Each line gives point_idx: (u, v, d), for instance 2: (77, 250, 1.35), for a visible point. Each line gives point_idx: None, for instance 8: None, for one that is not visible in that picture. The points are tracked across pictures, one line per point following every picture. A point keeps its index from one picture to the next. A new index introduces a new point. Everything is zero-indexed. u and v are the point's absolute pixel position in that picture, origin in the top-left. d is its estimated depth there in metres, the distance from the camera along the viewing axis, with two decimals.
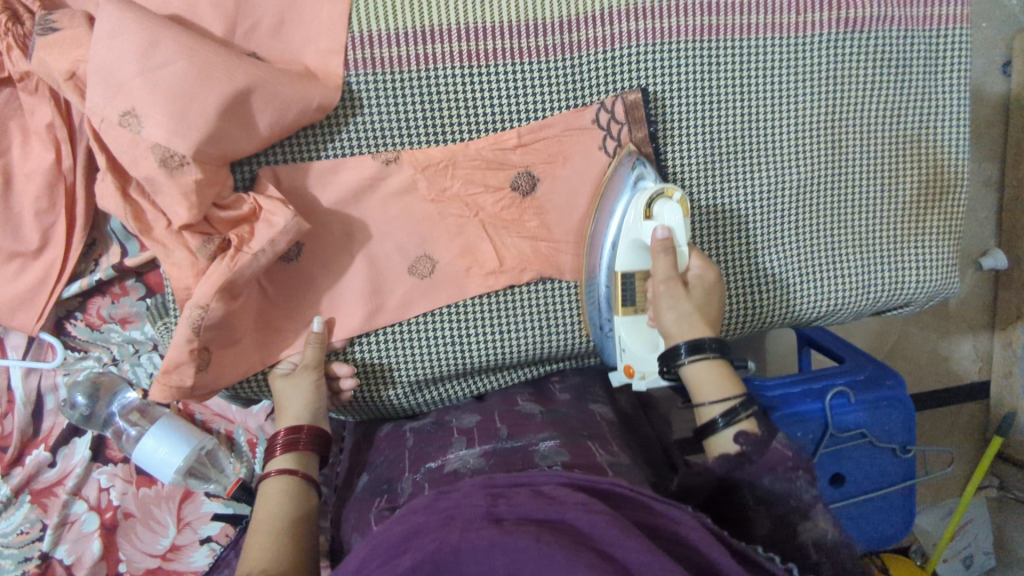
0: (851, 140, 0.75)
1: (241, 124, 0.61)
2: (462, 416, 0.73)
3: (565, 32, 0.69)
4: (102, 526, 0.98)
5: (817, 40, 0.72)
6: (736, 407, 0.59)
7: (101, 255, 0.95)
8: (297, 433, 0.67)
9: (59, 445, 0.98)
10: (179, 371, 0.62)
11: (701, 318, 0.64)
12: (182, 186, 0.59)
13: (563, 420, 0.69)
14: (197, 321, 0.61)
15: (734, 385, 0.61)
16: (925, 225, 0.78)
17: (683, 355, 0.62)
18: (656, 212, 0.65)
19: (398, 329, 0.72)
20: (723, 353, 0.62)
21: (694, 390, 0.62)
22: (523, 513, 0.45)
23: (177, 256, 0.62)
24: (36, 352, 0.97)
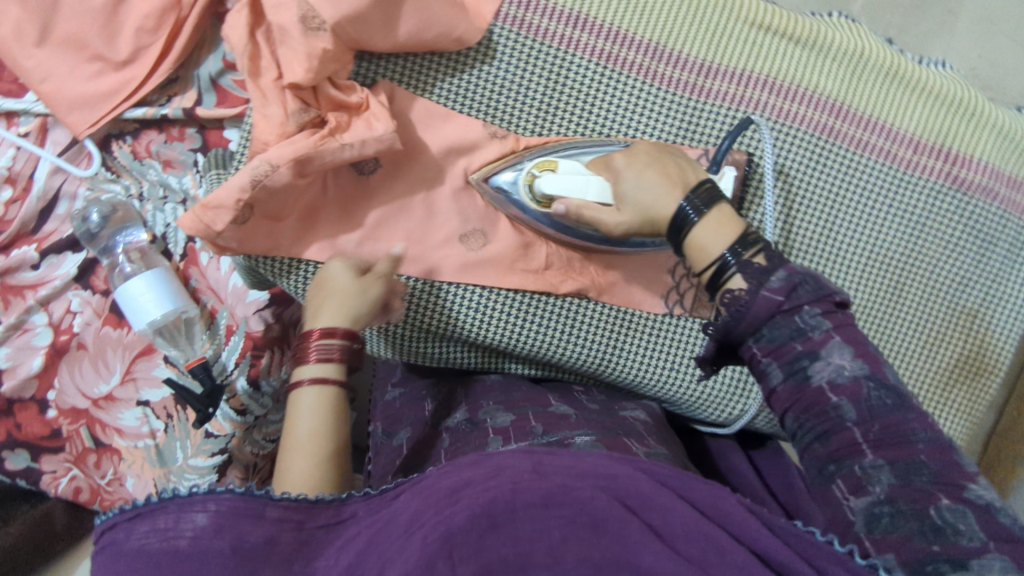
0: (916, 289, 0.73)
1: (386, 21, 0.62)
2: (495, 412, 0.69)
3: (698, 73, 0.69)
4: (52, 346, 0.96)
5: (924, 183, 0.72)
6: (739, 247, 0.54)
7: (176, 94, 0.95)
8: (330, 337, 0.63)
9: (50, 252, 0.96)
10: (217, 212, 0.61)
11: (667, 193, 0.58)
12: (310, 47, 0.60)
13: (598, 421, 0.67)
14: (259, 176, 0.60)
15: (733, 225, 0.55)
16: (951, 409, 0.76)
17: (691, 219, 0.56)
18: (544, 195, 0.66)
19: (423, 287, 0.70)
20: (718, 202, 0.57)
21: (697, 256, 0.56)
22: (569, 474, 0.46)
23: (271, 110, 0.62)
24: (73, 155, 0.96)
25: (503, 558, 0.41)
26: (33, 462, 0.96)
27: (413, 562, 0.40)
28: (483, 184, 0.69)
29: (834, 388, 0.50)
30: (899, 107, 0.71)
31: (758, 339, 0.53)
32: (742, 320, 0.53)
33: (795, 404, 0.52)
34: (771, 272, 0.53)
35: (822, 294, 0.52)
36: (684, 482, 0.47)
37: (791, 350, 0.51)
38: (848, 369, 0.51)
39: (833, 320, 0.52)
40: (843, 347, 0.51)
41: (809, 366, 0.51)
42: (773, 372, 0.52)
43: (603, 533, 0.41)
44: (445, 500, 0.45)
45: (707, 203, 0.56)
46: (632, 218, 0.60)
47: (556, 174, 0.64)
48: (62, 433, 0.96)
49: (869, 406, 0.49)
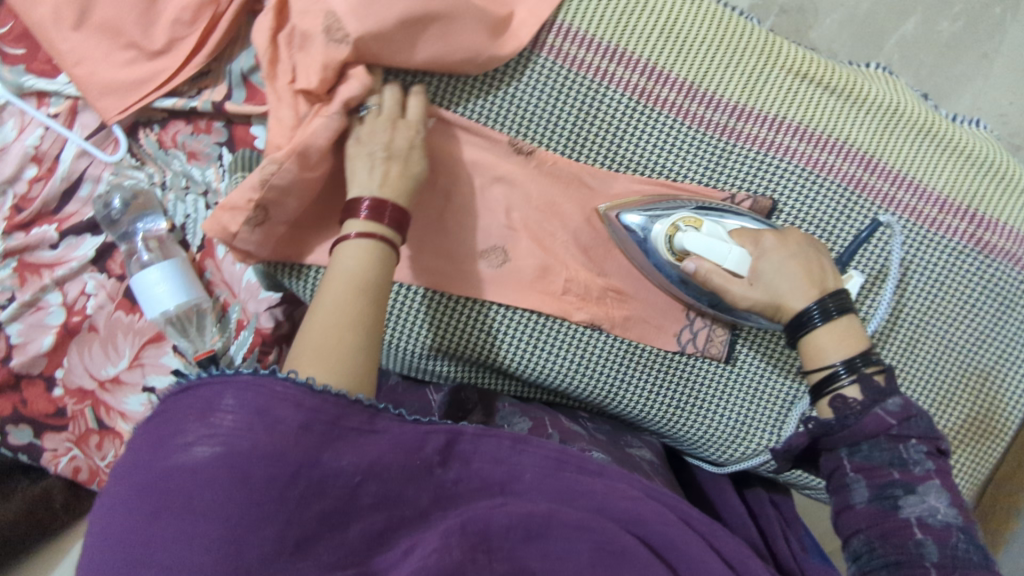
0: (929, 346, 0.72)
1: (407, 40, 0.61)
2: (511, 415, 0.72)
3: (733, 116, 0.69)
4: (64, 326, 0.96)
5: (947, 244, 0.71)
6: (857, 361, 0.59)
7: (207, 87, 0.95)
8: (382, 211, 0.59)
9: (70, 233, 0.97)
10: (231, 214, 0.62)
11: (794, 295, 0.62)
12: (328, 58, 0.60)
13: (608, 446, 0.71)
14: (267, 174, 0.61)
15: (854, 338, 0.60)
16: (957, 472, 0.74)
17: (813, 321, 0.61)
18: (681, 249, 0.66)
19: (437, 301, 0.70)
20: (846, 310, 0.62)
21: (813, 357, 0.62)
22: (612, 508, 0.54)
23: (283, 113, 0.63)
24: (99, 139, 0.97)
25: (529, 567, 0.50)
26: (36, 438, 0.96)
27: (454, 543, 0.49)
28: (612, 217, 0.70)
29: (923, 526, 0.53)
30: (929, 166, 0.70)
31: (853, 452, 0.57)
32: (847, 428, 0.57)
33: (872, 528, 0.55)
34: (889, 395, 0.57)
35: (933, 432, 0.56)
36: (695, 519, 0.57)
37: (887, 475, 0.55)
38: (941, 514, 0.54)
39: (934, 461, 0.55)
40: (940, 491, 0.54)
41: (901, 497, 0.54)
42: (859, 489, 0.56)
43: (624, 566, 0.50)
44: (491, 494, 0.53)
45: (838, 309, 0.61)
46: (760, 297, 0.64)
47: (700, 236, 0.64)
48: (67, 412, 0.96)
49: (951, 554, 0.52)
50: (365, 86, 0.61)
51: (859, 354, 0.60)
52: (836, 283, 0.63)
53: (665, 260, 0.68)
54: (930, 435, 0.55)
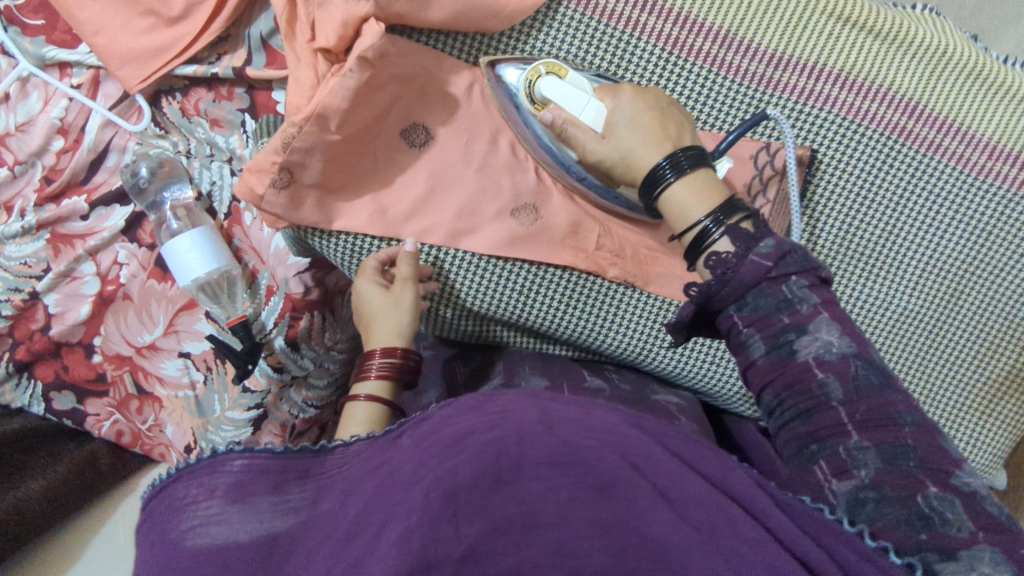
0: (973, 297, 0.72)
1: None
2: (530, 377, 0.71)
3: (770, 65, 0.67)
4: (99, 295, 0.97)
5: (993, 191, 0.70)
6: (722, 217, 0.53)
7: (226, 53, 0.94)
8: (392, 350, 0.64)
9: (99, 203, 0.98)
10: (259, 176, 0.62)
11: (649, 142, 0.58)
12: (346, 14, 0.59)
13: (630, 401, 0.68)
14: (288, 138, 0.60)
15: (715, 189, 0.55)
16: (994, 415, 0.75)
17: (666, 176, 0.56)
18: (541, 97, 0.64)
19: (467, 264, 0.71)
20: (703, 161, 0.57)
21: (678, 218, 0.56)
22: (575, 429, 0.43)
23: (302, 72, 0.62)
24: (123, 109, 0.97)
25: (508, 516, 0.39)
26: (79, 404, 0.98)
27: (415, 520, 0.38)
28: (490, 73, 0.66)
29: (820, 365, 0.49)
30: (977, 111, 0.69)
31: (741, 308, 0.52)
32: (728, 285, 0.52)
33: (779, 376, 0.50)
34: (760, 239, 0.52)
35: (808, 264, 0.51)
36: (655, 426, 0.44)
37: (776, 322, 0.50)
38: (835, 346, 0.50)
39: (819, 295, 0.51)
40: (830, 323, 0.50)
41: (795, 341, 0.50)
42: (755, 345, 0.51)
43: (610, 497, 0.39)
44: (447, 450, 0.42)
45: (691, 162, 0.56)
46: (611, 152, 0.61)
47: (561, 83, 0.63)
48: (107, 378, 0.98)
49: (855, 385, 0.48)
50: (379, 40, 0.59)
51: (720, 206, 0.54)
52: (693, 142, 0.58)
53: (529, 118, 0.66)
54: (806, 268, 0.51)
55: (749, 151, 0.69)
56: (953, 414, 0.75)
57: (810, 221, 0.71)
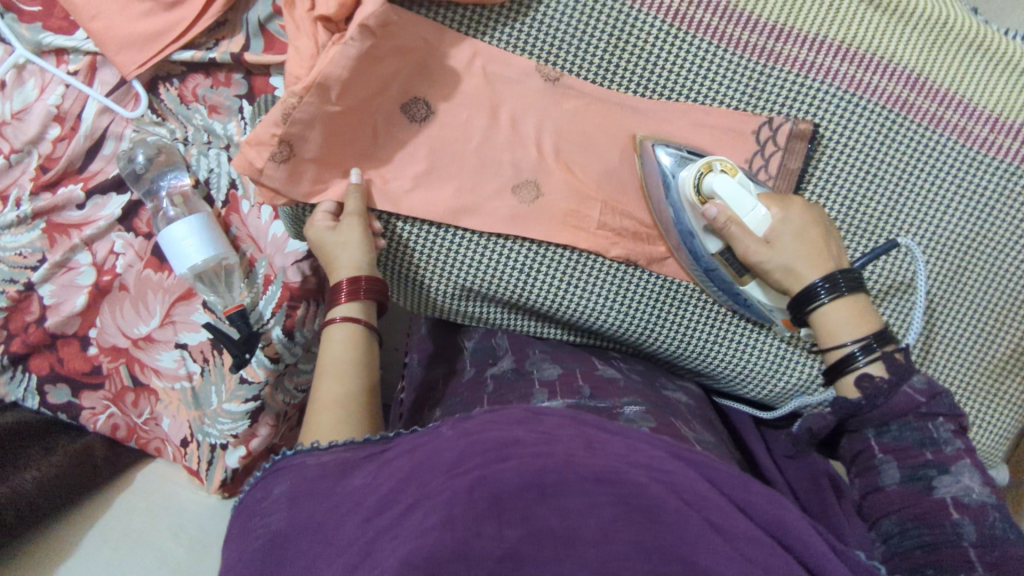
0: (979, 273, 0.71)
1: None
2: (543, 364, 0.70)
3: (772, 37, 0.66)
4: (95, 285, 0.96)
5: (997, 165, 0.69)
6: (873, 344, 0.60)
7: (223, 38, 0.94)
8: (356, 284, 0.64)
9: (96, 192, 0.97)
10: (257, 148, 0.62)
11: (811, 262, 0.63)
12: None
13: (644, 392, 0.67)
14: (288, 108, 0.60)
15: (870, 317, 0.61)
16: (1002, 397, 0.73)
17: (822, 294, 0.61)
18: (708, 191, 0.64)
19: (461, 241, 0.69)
20: (858, 290, 0.62)
21: (831, 332, 0.62)
22: (623, 458, 0.43)
23: (302, 42, 0.61)
24: (119, 96, 0.96)
25: (550, 528, 0.38)
26: (74, 397, 0.96)
27: (458, 511, 0.38)
28: (645, 147, 0.67)
29: (958, 506, 0.52)
30: (980, 83, 0.68)
31: (881, 434, 0.59)
32: (875, 406, 0.59)
33: (904, 508, 0.54)
34: (912, 372, 0.59)
35: (957, 411, 0.58)
36: (696, 458, 0.45)
37: (919, 455, 0.56)
38: (975, 494, 0.53)
39: (963, 445, 0.56)
40: (974, 471, 0.54)
41: (935, 477, 0.55)
42: (891, 469, 0.57)
43: (657, 522, 0.38)
44: (494, 453, 0.42)
45: (850, 287, 0.61)
46: (773, 260, 0.63)
47: (730, 181, 0.63)
48: (102, 370, 0.97)
49: (990, 531, 0.50)
50: (381, 8, 0.58)
51: (875, 334, 0.61)
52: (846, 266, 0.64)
53: (684, 206, 0.66)
54: (955, 412, 0.57)
55: (750, 126, 0.68)
56: (959, 395, 0.73)
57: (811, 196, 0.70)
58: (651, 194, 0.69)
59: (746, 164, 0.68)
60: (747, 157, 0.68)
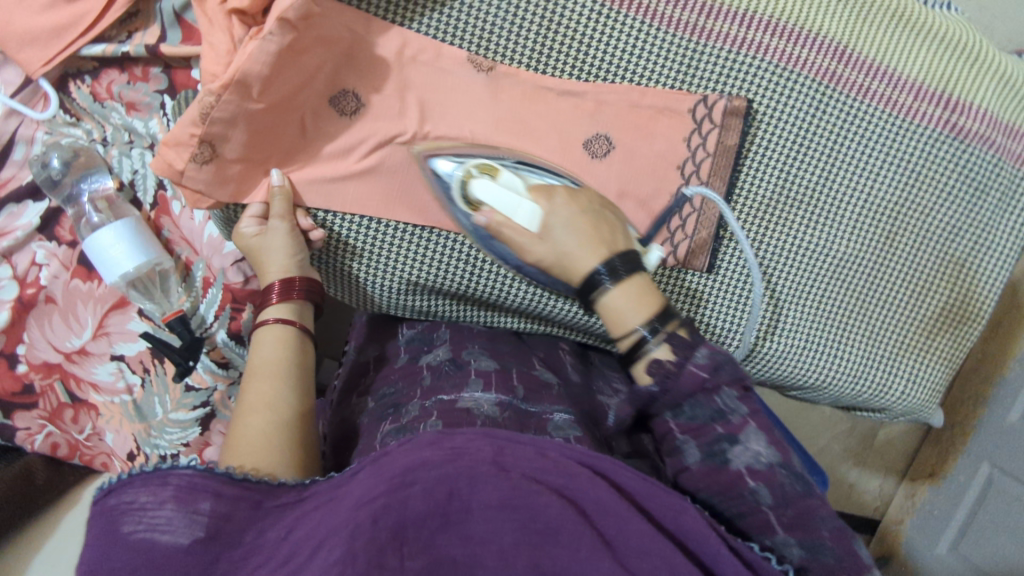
0: (906, 238, 0.75)
1: None
2: (479, 356, 0.69)
3: (700, 14, 0.66)
4: (18, 300, 0.89)
5: (921, 132, 0.72)
6: (656, 324, 0.54)
7: (137, 30, 0.87)
8: (292, 284, 0.65)
9: (9, 201, 0.89)
10: (177, 150, 0.57)
11: (590, 246, 0.58)
12: None
13: (576, 400, 0.66)
14: (207, 108, 0.56)
15: (651, 299, 0.56)
16: (930, 351, 0.79)
17: (603, 282, 0.56)
18: (475, 199, 0.61)
19: (398, 237, 0.67)
20: (638, 269, 0.58)
21: (616, 324, 0.57)
22: (531, 469, 0.42)
23: (217, 38, 0.56)
24: (27, 97, 0.89)
25: (451, 558, 0.39)
26: (6, 418, 0.88)
27: (361, 545, 0.37)
28: (423, 161, 0.64)
29: (751, 474, 0.49)
30: (903, 53, 0.70)
31: (678, 415, 0.53)
32: (666, 392, 0.53)
33: (709, 487, 0.50)
34: (694, 347, 0.53)
35: (741, 374, 0.53)
36: (607, 463, 0.44)
37: (711, 430, 0.51)
38: (764, 456, 0.50)
39: (748, 404, 0.52)
40: (759, 434, 0.51)
41: (728, 449, 0.50)
42: (689, 450, 0.52)
43: (551, 543, 0.39)
44: (397, 479, 0.40)
45: (627, 269, 0.57)
46: (546, 252, 0.59)
47: (492, 184, 0.60)
48: (35, 389, 0.89)
49: (781, 491, 0.49)
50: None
51: (658, 314, 0.55)
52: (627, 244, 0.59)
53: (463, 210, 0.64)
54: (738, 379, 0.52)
55: (686, 105, 0.68)
56: (897, 354, 0.78)
57: (750, 173, 0.70)
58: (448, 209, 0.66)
59: (685, 142, 0.68)
60: (685, 136, 0.68)
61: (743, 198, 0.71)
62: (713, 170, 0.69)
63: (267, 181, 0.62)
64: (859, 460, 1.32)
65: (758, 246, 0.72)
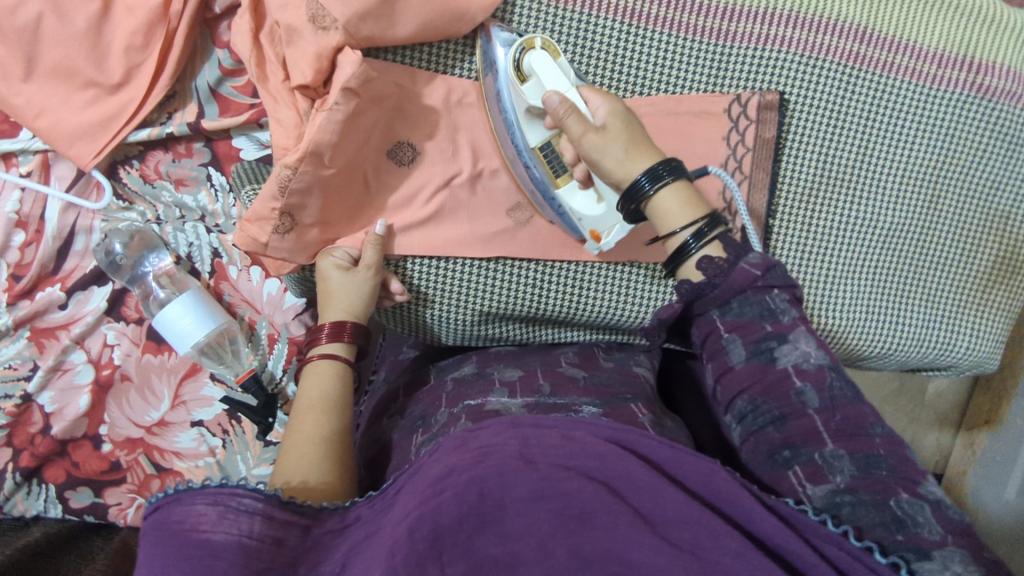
0: (949, 200, 0.77)
1: (385, 19, 0.57)
2: (503, 368, 0.70)
3: (722, 18, 0.69)
4: (96, 382, 0.90)
5: (950, 97, 0.74)
6: (703, 229, 0.54)
7: (176, 110, 0.90)
8: (343, 324, 0.63)
9: (76, 288, 0.91)
10: (259, 225, 0.61)
11: (637, 150, 0.57)
12: (320, 46, 0.56)
13: (607, 386, 0.66)
14: (285, 181, 0.59)
15: (697, 202, 0.55)
16: (989, 305, 0.81)
17: (646, 189, 0.55)
18: (529, 71, 0.61)
19: (467, 270, 0.70)
20: (683, 176, 0.56)
21: (660, 222, 0.56)
22: (556, 457, 0.41)
23: (284, 114, 0.60)
24: (81, 188, 0.92)
25: (492, 558, 0.38)
26: (99, 496, 0.89)
27: (401, 560, 0.36)
28: (486, 34, 0.63)
29: (799, 373, 0.50)
30: (921, 24, 0.72)
31: (724, 313, 0.53)
32: (716, 289, 0.53)
33: (754, 385, 0.51)
34: (748, 248, 0.53)
35: (792, 280, 0.53)
36: (631, 436, 0.43)
37: (760, 328, 0.51)
38: (813, 357, 0.50)
39: (797, 311, 0.52)
40: (809, 336, 0.51)
41: (777, 347, 0.51)
42: (735, 349, 0.52)
43: (590, 528, 0.38)
44: (430, 489, 0.40)
45: (673, 173, 0.55)
46: (604, 148, 0.57)
47: (550, 61, 0.60)
48: (121, 464, 0.90)
49: (830, 393, 0.48)
50: (360, 68, 0.57)
51: (703, 216, 0.55)
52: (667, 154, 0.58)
53: (507, 92, 0.62)
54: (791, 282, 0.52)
55: (721, 106, 0.70)
56: (957, 313, 0.80)
57: (790, 160, 0.73)
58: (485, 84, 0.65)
59: (724, 141, 0.71)
60: (724, 134, 0.71)
61: (787, 185, 0.73)
62: (755, 163, 0.72)
63: (371, 229, 0.66)
64: (914, 418, 1.33)
65: (808, 229, 0.74)
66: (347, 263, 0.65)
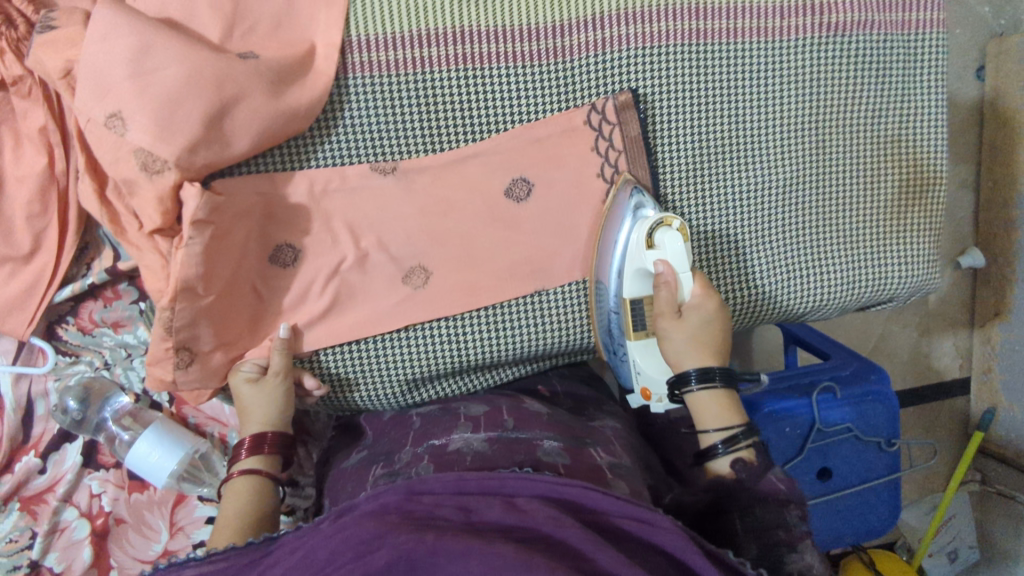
0: (835, 140, 0.76)
1: (218, 144, 0.59)
2: (468, 405, 0.72)
3: (555, 36, 0.70)
4: (94, 533, 0.85)
5: (802, 44, 0.74)
6: (738, 435, 0.62)
7: (93, 259, 0.89)
8: (262, 437, 0.65)
9: (49, 451, 0.88)
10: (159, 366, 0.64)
11: (698, 345, 0.65)
12: (159, 190, 0.58)
13: (567, 425, 0.67)
14: (168, 321, 0.62)
15: (737, 412, 0.64)
16: (907, 229, 0.80)
17: (690, 379, 0.64)
18: (658, 241, 0.65)
19: (377, 345, 0.71)
20: (730, 380, 0.65)
21: (699, 415, 0.65)
22: (502, 523, 0.44)
23: (149, 259, 0.63)
24: (27, 356, 0.89)
25: None
26: None
27: None
28: (626, 187, 0.70)
29: (801, 567, 0.53)
30: None
31: (748, 498, 0.56)
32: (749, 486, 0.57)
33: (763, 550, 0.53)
34: (770, 468, 0.60)
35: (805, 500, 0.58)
36: (575, 492, 0.48)
37: (775, 509, 0.55)
38: (814, 565, 0.54)
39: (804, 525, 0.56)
40: (812, 546, 0.55)
41: (787, 551, 0.54)
42: (751, 515, 0.56)
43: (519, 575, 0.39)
44: (362, 548, 0.42)
45: (722, 377, 0.64)
46: (682, 331, 0.65)
47: (681, 242, 0.64)
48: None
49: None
50: (202, 199, 0.59)
51: (740, 428, 0.63)
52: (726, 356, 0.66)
53: (629, 242, 0.67)
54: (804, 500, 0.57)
55: (579, 118, 0.71)
56: (877, 246, 0.79)
57: (663, 149, 0.73)
58: (607, 224, 0.71)
59: (595, 152, 0.72)
60: (592, 146, 0.72)
61: (667, 174, 0.73)
62: (631, 161, 0.72)
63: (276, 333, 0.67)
64: (926, 329, 1.27)
65: (701, 208, 0.74)
66: (257, 375, 0.66)
